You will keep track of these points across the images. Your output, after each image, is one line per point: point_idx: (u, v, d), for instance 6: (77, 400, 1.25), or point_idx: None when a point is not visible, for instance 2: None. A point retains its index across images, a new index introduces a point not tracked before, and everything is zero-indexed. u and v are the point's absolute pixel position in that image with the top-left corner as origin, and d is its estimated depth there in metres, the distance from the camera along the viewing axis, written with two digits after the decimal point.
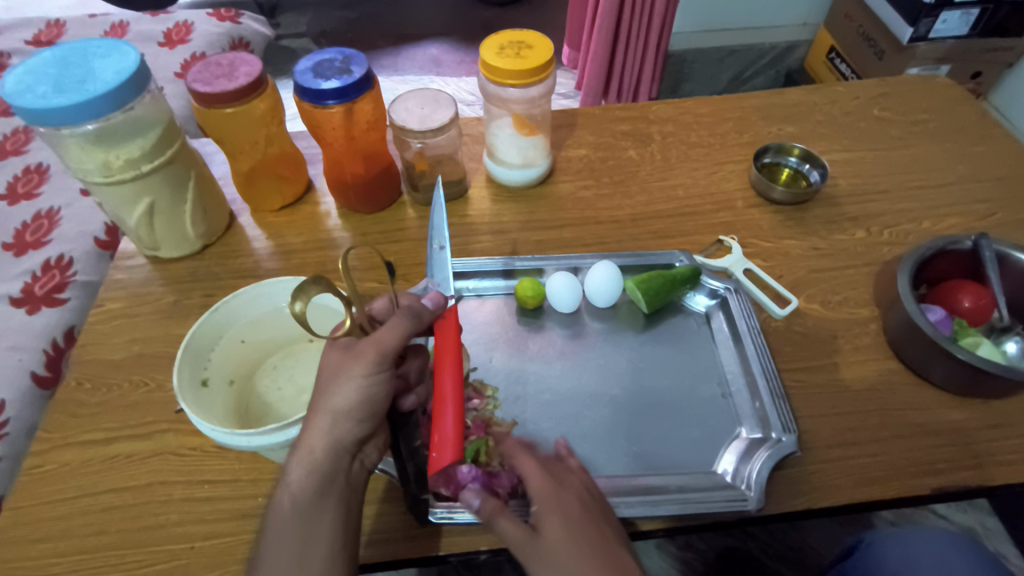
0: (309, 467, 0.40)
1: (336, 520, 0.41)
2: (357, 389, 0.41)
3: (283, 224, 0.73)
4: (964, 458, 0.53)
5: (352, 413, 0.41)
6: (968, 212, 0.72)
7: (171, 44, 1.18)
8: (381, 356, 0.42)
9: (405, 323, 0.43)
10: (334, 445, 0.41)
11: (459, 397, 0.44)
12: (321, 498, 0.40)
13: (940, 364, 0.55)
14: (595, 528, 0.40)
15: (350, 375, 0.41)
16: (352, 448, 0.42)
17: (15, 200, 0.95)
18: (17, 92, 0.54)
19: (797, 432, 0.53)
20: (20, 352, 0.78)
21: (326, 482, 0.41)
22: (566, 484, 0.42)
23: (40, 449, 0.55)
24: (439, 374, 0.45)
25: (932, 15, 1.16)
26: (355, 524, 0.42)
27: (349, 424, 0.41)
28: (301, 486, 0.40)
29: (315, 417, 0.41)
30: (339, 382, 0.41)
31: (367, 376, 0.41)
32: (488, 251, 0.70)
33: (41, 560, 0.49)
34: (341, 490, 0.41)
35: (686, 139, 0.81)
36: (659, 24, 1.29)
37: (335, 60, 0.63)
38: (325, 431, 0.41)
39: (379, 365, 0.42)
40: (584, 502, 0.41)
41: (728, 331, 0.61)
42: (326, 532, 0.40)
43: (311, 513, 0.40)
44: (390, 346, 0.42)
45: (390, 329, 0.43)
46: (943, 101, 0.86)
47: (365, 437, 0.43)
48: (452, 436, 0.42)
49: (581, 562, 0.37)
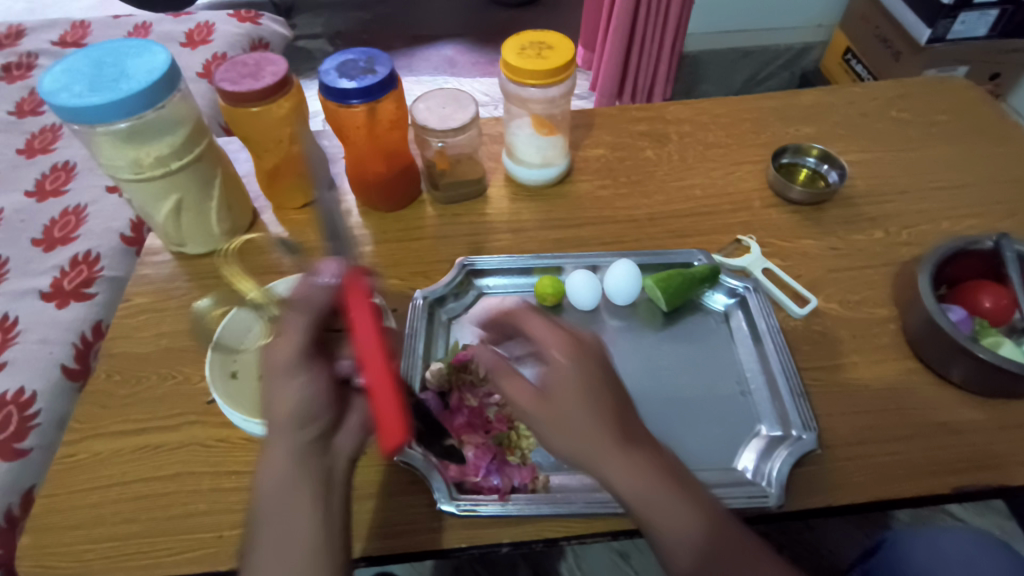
0: (268, 478, 0.41)
1: (309, 517, 0.40)
2: (290, 394, 0.43)
3: (304, 222, 0.74)
4: (983, 458, 0.53)
5: (290, 417, 0.42)
6: (988, 213, 0.72)
7: (193, 45, 1.20)
8: (299, 356, 0.43)
9: (300, 320, 0.44)
10: (290, 453, 0.41)
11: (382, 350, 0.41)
12: (291, 498, 0.40)
13: (960, 364, 0.56)
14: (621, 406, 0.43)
15: (280, 384, 0.43)
16: (309, 448, 0.42)
17: (43, 197, 0.97)
18: (53, 90, 0.55)
19: (817, 430, 0.54)
20: (50, 345, 0.81)
21: (290, 484, 0.40)
22: (587, 355, 0.43)
23: (72, 439, 0.56)
24: (357, 334, 0.42)
25: (950, 16, 1.15)
26: (342, 515, 0.41)
27: (295, 430, 0.42)
28: (269, 499, 0.40)
29: (267, 434, 0.42)
30: (273, 392, 0.43)
31: (293, 378, 0.43)
32: (507, 249, 0.71)
33: (76, 546, 0.50)
34: (311, 485, 0.41)
35: (704, 140, 0.82)
36: (674, 25, 1.29)
37: (359, 60, 0.64)
38: (275, 444, 0.42)
39: (293, 367, 0.43)
40: (604, 373, 0.43)
41: (747, 330, 0.62)
42: (305, 527, 0.39)
43: (283, 519, 0.40)
44: (291, 347, 0.44)
45: (288, 333, 0.44)
46: (962, 102, 0.86)
47: (319, 434, 0.43)
48: (392, 397, 0.39)
49: (591, 425, 0.41)
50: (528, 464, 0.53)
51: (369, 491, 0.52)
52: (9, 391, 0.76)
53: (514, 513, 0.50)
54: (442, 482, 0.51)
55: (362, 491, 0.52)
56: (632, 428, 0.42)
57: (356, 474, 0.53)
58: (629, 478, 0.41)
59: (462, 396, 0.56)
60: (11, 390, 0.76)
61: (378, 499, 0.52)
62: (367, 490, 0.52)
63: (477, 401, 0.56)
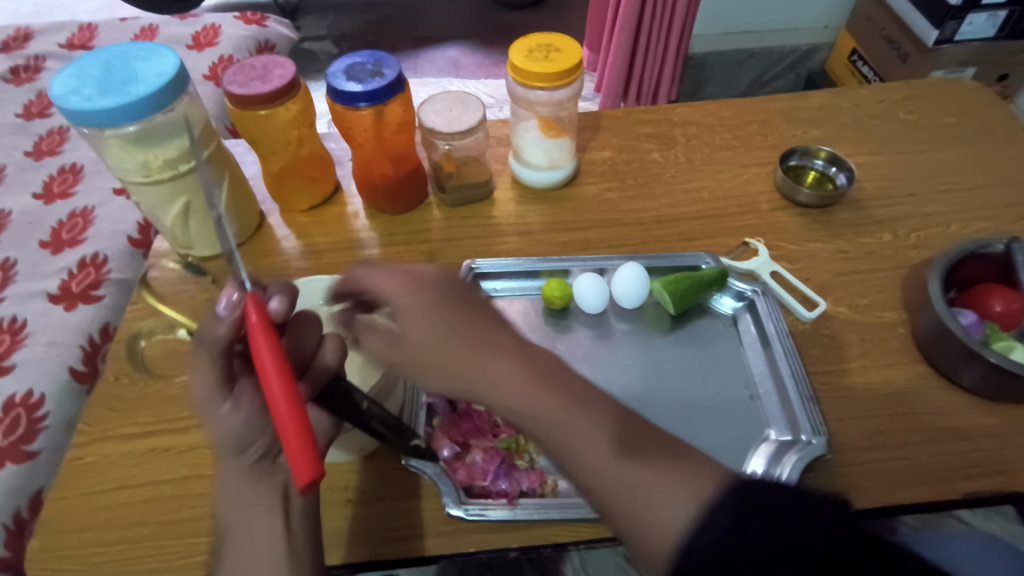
0: (225, 502, 0.40)
1: (269, 532, 0.39)
2: (223, 425, 0.40)
3: (311, 224, 0.74)
4: (995, 463, 0.53)
5: (229, 446, 0.41)
6: (997, 216, 0.72)
7: (199, 47, 1.21)
8: (217, 386, 0.40)
9: (203, 355, 0.40)
10: (237, 477, 0.40)
11: (281, 373, 0.34)
12: (249, 519, 0.39)
13: (971, 368, 0.55)
14: (481, 320, 0.43)
15: (208, 417, 0.41)
16: (253, 470, 0.41)
17: (51, 199, 0.97)
18: (63, 94, 0.55)
19: (827, 435, 0.54)
20: (58, 348, 0.81)
21: (244, 507, 0.40)
22: (424, 285, 0.43)
23: (81, 442, 0.56)
24: (255, 361, 0.35)
25: (957, 18, 1.15)
26: (305, 526, 0.40)
27: (234, 456, 0.41)
28: (229, 521, 0.40)
29: (217, 458, 0.42)
30: (211, 424, 0.41)
31: (217, 412, 0.40)
32: (514, 252, 0.70)
33: (85, 549, 0.50)
34: (262, 506, 0.39)
35: (711, 142, 0.81)
36: (680, 26, 1.29)
37: (367, 63, 0.64)
38: (225, 471, 0.41)
39: (218, 401, 0.40)
40: (443, 298, 0.43)
41: (756, 333, 0.62)
42: (264, 548, 0.38)
43: (244, 536, 0.39)
44: (205, 384, 0.40)
45: (200, 372, 0.41)
46: (970, 104, 0.85)
47: (260, 456, 0.41)
48: (291, 432, 0.31)
49: (444, 350, 0.41)
50: (536, 468, 0.53)
51: (376, 495, 0.52)
52: (17, 393, 0.77)
53: (523, 518, 0.49)
54: (451, 485, 0.51)
55: (369, 495, 0.52)
56: (490, 343, 0.42)
57: (364, 477, 0.53)
58: (506, 389, 0.40)
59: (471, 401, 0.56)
60: (19, 393, 0.77)
61: (385, 503, 0.52)
62: (374, 494, 0.52)
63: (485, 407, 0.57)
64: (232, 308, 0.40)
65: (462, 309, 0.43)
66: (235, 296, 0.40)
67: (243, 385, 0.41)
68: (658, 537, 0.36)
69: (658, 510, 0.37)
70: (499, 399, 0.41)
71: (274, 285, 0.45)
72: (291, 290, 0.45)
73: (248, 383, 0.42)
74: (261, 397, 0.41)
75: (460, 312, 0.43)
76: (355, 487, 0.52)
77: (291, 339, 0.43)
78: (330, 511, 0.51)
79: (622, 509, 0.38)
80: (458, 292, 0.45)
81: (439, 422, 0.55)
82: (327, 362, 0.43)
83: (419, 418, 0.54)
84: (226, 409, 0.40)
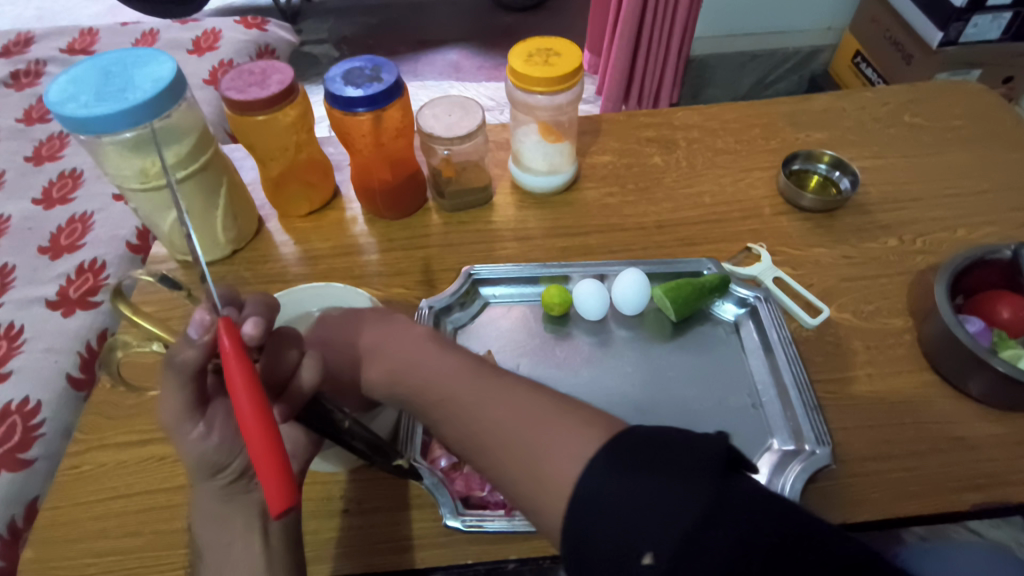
0: (201, 521, 0.42)
1: (242, 551, 0.40)
2: (191, 449, 0.41)
3: (310, 230, 0.74)
4: (1004, 474, 0.52)
5: (200, 468, 0.41)
6: (1004, 221, 0.71)
7: (200, 52, 1.21)
8: (184, 410, 0.40)
9: (172, 379, 0.40)
10: (211, 498, 0.42)
11: (251, 391, 0.33)
12: (223, 536, 0.41)
13: (980, 377, 0.54)
14: (375, 321, 0.52)
15: (179, 440, 0.41)
16: (226, 492, 0.42)
17: (50, 205, 0.97)
18: (60, 101, 0.55)
19: (831, 444, 0.53)
20: (56, 354, 0.81)
21: (218, 526, 0.41)
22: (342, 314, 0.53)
23: (76, 450, 0.56)
24: (227, 381, 0.34)
25: (962, 19, 1.14)
26: (282, 543, 0.42)
27: (207, 478, 0.42)
28: (205, 539, 0.42)
29: (191, 480, 0.43)
30: (181, 448, 0.41)
31: (186, 436, 0.40)
32: (513, 258, 0.70)
33: (79, 560, 0.50)
34: (238, 524, 0.41)
35: (712, 146, 0.81)
36: (681, 29, 1.28)
37: (366, 68, 0.64)
38: (200, 490, 0.42)
39: (186, 426, 0.40)
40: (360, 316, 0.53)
41: (758, 340, 0.61)
42: (238, 565, 0.40)
43: (218, 554, 0.41)
44: (173, 408, 0.40)
45: (168, 394, 0.41)
46: (976, 106, 0.84)
47: (233, 478, 0.42)
48: (263, 459, 0.31)
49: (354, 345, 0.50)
50: None
51: (372, 505, 0.51)
52: (14, 400, 0.76)
53: (521, 529, 0.49)
54: (448, 495, 0.50)
55: (365, 505, 0.51)
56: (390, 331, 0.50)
57: (360, 487, 0.52)
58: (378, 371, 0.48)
59: None
60: (15, 400, 0.76)
61: (381, 513, 0.51)
62: (370, 504, 0.51)
63: None
64: (204, 331, 0.39)
65: (362, 319, 0.52)
66: (208, 318, 0.39)
67: (215, 408, 0.41)
68: (551, 497, 0.36)
69: (541, 466, 0.37)
70: (377, 381, 0.48)
71: (250, 306, 0.44)
72: (266, 311, 0.45)
73: (221, 406, 0.42)
74: (234, 421, 0.42)
75: (359, 320, 0.52)
76: (351, 498, 0.52)
77: (267, 360, 0.42)
78: (326, 521, 0.51)
79: (513, 474, 0.38)
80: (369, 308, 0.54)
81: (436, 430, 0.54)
82: (304, 383, 0.42)
83: (416, 427, 0.54)
84: (197, 433, 0.40)
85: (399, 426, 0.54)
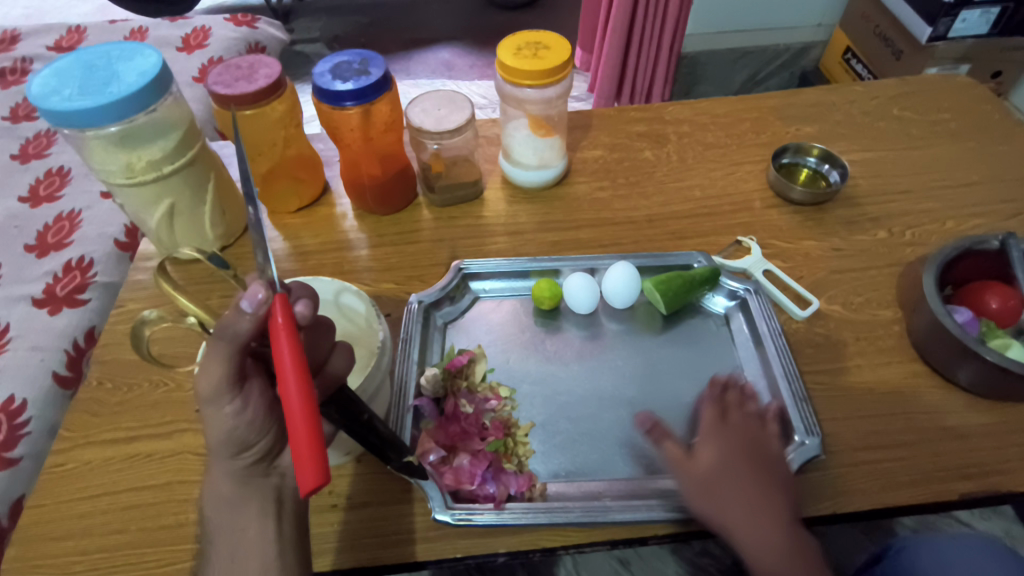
0: (215, 503, 0.41)
1: (258, 536, 0.40)
2: (224, 426, 0.39)
3: (299, 226, 0.73)
4: (993, 463, 0.52)
5: (226, 448, 0.40)
6: (993, 212, 0.71)
7: (189, 49, 1.20)
8: (221, 386, 0.38)
9: (220, 350, 0.38)
10: (229, 479, 0.41)
11: (297, 368, 0.33)
12: (237, 520, 0.40)
13: (967, 366, 0.54)
14: (746, 474, 0.47)
15: (207, 414, 0.39)
16: (246, 473, 0.41)
17: (36, 202, 0.96)
18: (42, 94, 0.54)
19: (821, 435, 0.53)
20: (41, 352, 0.80)
21: (233, 508, 0.40)
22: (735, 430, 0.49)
23: (61, 447, 0.55)
24: (275, 357, 0.34)
25: (951, 14, 1.15)
26: (293, 529, 0.42)
27: (229, 457, 0.41)
28: (217, 520, 0.41)
29: (208, 456, 0.42)
30: (210, 425, 0.39)
31: (219, 410, 0.39)
32: (504, 251, 0.70)
33: (64, 558, 0.49)
34: (254, 507, 0.40)
35: (703, 140, 0.81)
36: (672, 26, 1.28)
37: (353, 62, 0.64)
38: (217, 469, 0.41)
39: (221, 400, 0.38)
40: (747, 445, 0.48)
41: (749, 332, 0.61)
42: (256, 551, 0.40)
43: (233, 539, 0.40)
44: (214, 378, 0.38)
45: (210, 360, 0.38)
46: (963, 100, 0.85)
47: (257, 459, 0.41)
48: (302, 431, 0.31)
49: (732, 479, 0.46)
50: (525, 472, 0.52)
51: (362, 500, 0.51)
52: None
53: (510, 522, 0.48)
54: (437, 489, 0.50)
55: (355, 500, 0.51)
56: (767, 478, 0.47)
57: (352, 482, 0.52)
58: (753, 541, 0.45)
59: (458, 402, 0.55)
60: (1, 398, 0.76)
61: (370, 508, 0.51)
62: (360, 499, 0.51)
63: (473, 408, 0.55)
64: (258, 305, 0.37)
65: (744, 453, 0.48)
66: (262, 295, 0.37)
67: (252, 382, 0.40)
68: None
69: None
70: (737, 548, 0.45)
71: (298, 286, 0.43)
72: (310, 290, 0.44)
73: (256, 381, 0.40)
74: (269, 398, 0.40)
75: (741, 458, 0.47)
76: (341, 493, 0.52)
77: (308, 337, 0.42)
78: (314, 515, 0.50)
79: None
80: (741, 427, 0.49)
81: (427, 425, 0.54)
82: (337, 369, 0.42)
83: (405, 422, 0.53)
84: (232, 408, 0.39)
85: (389, 419, 0.53)
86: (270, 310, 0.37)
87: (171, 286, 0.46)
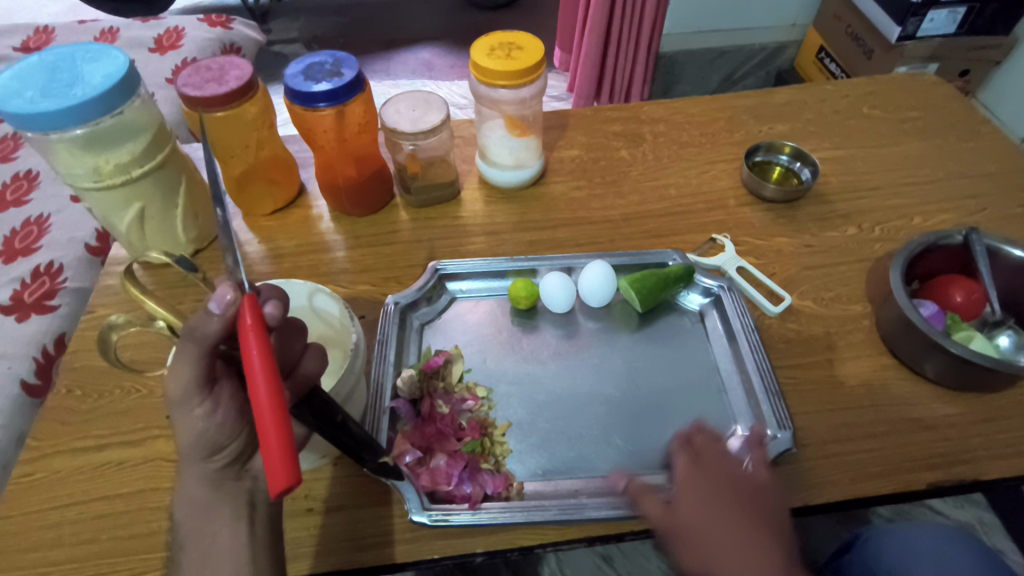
0: (185, 508, 0.40)
1: (229, 541, 0.40)
2: (194, 429, 0.39)
3: (275, 229, 0.73)
4: (958, 453, 0.53)
5: (196, 451, 0.39)
6: (959, 208, 0.72)
7: (162, 50, 1.19)
8: (190, 388, 0.38)
9: (189, 349, 0.37)
10: (201, 482, 0.40)
11: (266, 368, 0.33)
12: (208, 524, 0.40)
13: (933, 358, 0.56)
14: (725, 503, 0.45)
15: (177, 417, 0.39)
16: (217, 477, 0.40)
17: (4, 207, 0.94)
18: (4, 97, 0.53)
19: (792, 429, 0.54)
20: (8, 360, 0.78)
21: (204, 512, 0.40)
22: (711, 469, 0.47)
23: (29, 457, 0.54)
24: (244, 358, 0.34)
25: (919, 14, 1.17)
26: (267, 533, 0.41)
27: (200, 460, 0.40)
28: (187, 525, 0.40)
29: (180, 461, 0.41)
30: (181, 428, 0.39)
31: (189, 412, 0.38)
32: (481, 251, 0.70)
33: (31, 569, 0.48)
34: (225, 512, 0.40)
35: (678, 139, 0.81)
36: (649, 26, 1.29)
37: (326, 63, 0.63)
38: (188, 473, 0.41)
39: (192, 403, 0.38)
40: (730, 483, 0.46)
41: (722, 329, 0.62)
42: (225, 554, 0.39)
43: (203, 545, 0.39)
44: (184, 380, 0.38)
45: (180, 362, 0.38)
46: (930, 98, 0.87)
47: (228, 461, 0.41)
48: (272, 432, 0.30)
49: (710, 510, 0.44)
50: (502, 472, 0.52)
51: (340, 504, 0.51)
52: None
53: (487, 521, 0.49)
54: (414, 491, 0.50)
55: (331, 503, 0.51)
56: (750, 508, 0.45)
57: (328, 487, 0.52)
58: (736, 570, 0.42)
59: (434, 403, 0.55)
60: None
61: (345, 511, 0.50)
62: (336, 502, 0.51)
63: (449, 408, 0.55)
64: (227, 306, 0.36)
65: (729, 499, 0.45)
66: (230, 295, 0.36)
67: (222, 385, 0.40)
68: None
69: None
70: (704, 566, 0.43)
71: (267, 288, 0.43)
72: (279, 292, 0.43)
73: (227, 384, 0.40)
74: (240, 400, 0.40)
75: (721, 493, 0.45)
76: (317, 497, 0.51)
77: (279, 339, 0.42)
78: (290, 520, 0.50)
79: None
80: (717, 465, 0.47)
81: (403, 427, 0.54)
82: (309, 372, 0.41)
83: (381, 424, 0.53)
84: (202, 410, 0.38)
85: (365, 422, 0.53)
86: (238, 311, 0.36)
87: (138, 289, 0.45)
